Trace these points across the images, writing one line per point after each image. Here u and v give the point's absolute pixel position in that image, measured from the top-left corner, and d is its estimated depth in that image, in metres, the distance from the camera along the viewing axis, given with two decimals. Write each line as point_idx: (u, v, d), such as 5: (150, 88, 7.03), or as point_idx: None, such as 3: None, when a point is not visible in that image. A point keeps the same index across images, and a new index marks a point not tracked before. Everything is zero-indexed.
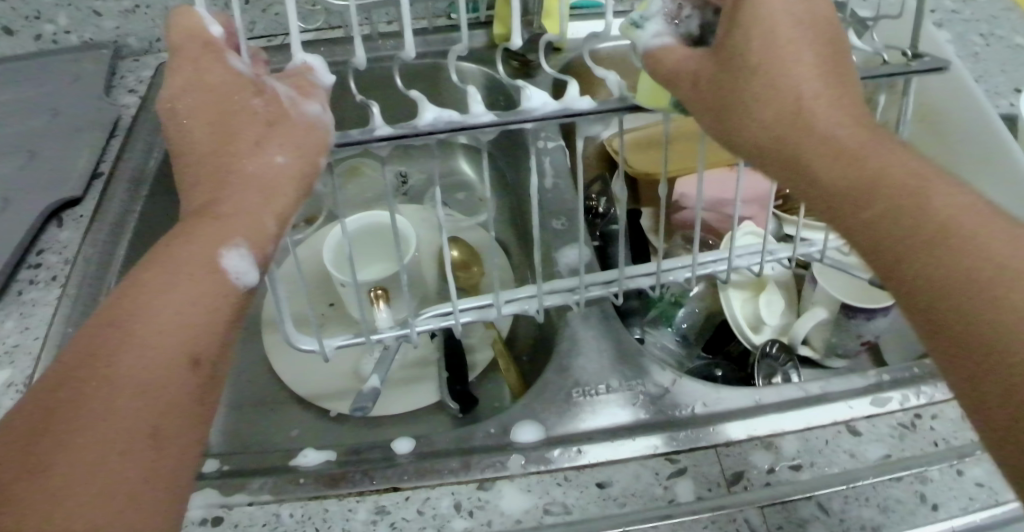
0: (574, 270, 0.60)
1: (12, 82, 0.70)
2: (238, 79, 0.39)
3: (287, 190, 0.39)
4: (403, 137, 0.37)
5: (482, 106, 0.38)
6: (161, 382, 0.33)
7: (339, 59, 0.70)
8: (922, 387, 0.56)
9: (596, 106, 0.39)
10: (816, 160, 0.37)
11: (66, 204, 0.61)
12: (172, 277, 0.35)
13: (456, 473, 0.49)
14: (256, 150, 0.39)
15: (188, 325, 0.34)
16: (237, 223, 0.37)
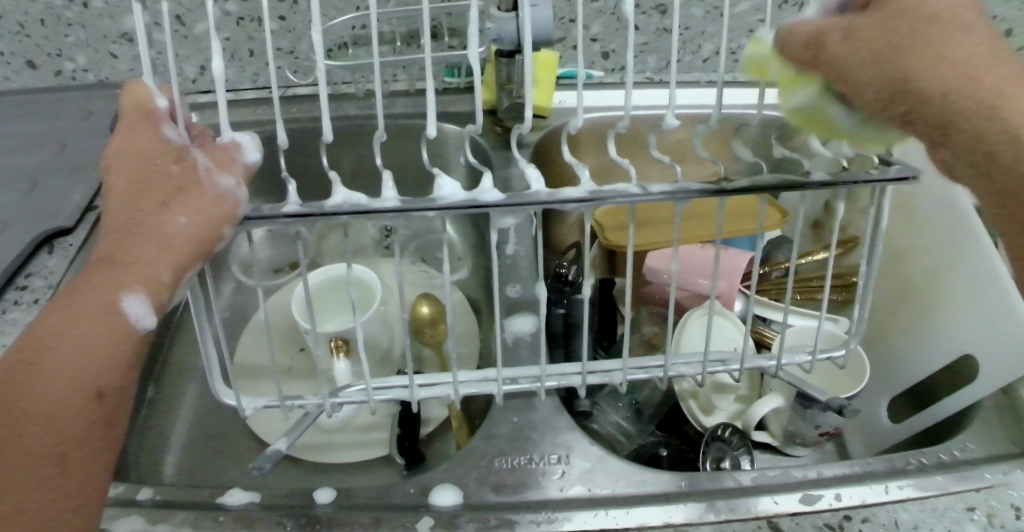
0: (521, 339, 0.61)
1: (32, 116, 0.76)
2: (164, 147, 0.44)
3: (184, 251, 0.43)
4: (310, 216, 0.43)
5: (390, 193, 0.45)
6: (65, 413, 0.40)
7: (334, 113, 0.75)
8: (857, 488, 0.57)
9: (500, 199, 0.47)
10: (986, 134, 0.38)
11: (58, 233, 0.66)
12: (77, 320, 0.42)
13: (366, 529, 0.51)
14: (165, 213, 0.43)
15: (90, 364, 0.41)
16: (135, 272, 0.42)
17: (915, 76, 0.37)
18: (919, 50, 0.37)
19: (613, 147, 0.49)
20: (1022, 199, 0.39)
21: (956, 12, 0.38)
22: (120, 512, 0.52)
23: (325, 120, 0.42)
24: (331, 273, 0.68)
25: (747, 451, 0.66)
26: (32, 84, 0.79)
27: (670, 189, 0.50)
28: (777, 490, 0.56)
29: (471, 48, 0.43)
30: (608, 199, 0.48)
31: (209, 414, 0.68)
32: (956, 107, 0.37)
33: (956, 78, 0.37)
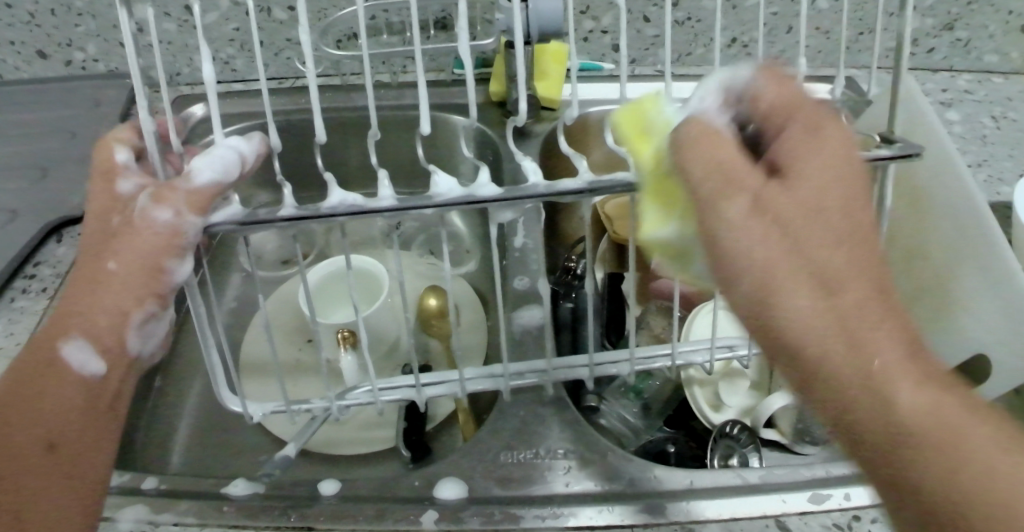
0: (529, 332, 0.61)
1: (42, 104, 0.76)
2: (117, 198, 0.44)
3: (126, 291, 0.43)
4: (306, 217, 0.44)
5: (385, 193, 0.45)
6: (12, 474, 0.41)
7: (341, 104, 0.74)
8: (863, 487, 0.56)
9: (497, 193, 0.46)
10: (897, 408, 0.32)
11: (67, 222, 0.66)
12: (28, 381, 0.43)
13: (369, 521, 0.50)
14: (102, 261, 0.43)
15: (43, 418, 0.42)
16: (81, 322, 0.43)
17: (772, 227, 0.33)
18: (815, 243, 0.33)
19: (608, 136, 0.50)
20: (855, 421, 0.32)
21: (829, 160, 0.35)
22: (124, 501, 0.52)
23: (319, 114, 0.43)
24: (334, 265, 0.68)
25: (755, 449, 0.65)
26: (42, 73, 0.79)
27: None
28: (784, 488, 0.55)
29: (464, 40, 0.44)
30: (608, 191, 0.47)
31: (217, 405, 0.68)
32: (836, 310, 0.32)
33: (877, 371, 0.32)
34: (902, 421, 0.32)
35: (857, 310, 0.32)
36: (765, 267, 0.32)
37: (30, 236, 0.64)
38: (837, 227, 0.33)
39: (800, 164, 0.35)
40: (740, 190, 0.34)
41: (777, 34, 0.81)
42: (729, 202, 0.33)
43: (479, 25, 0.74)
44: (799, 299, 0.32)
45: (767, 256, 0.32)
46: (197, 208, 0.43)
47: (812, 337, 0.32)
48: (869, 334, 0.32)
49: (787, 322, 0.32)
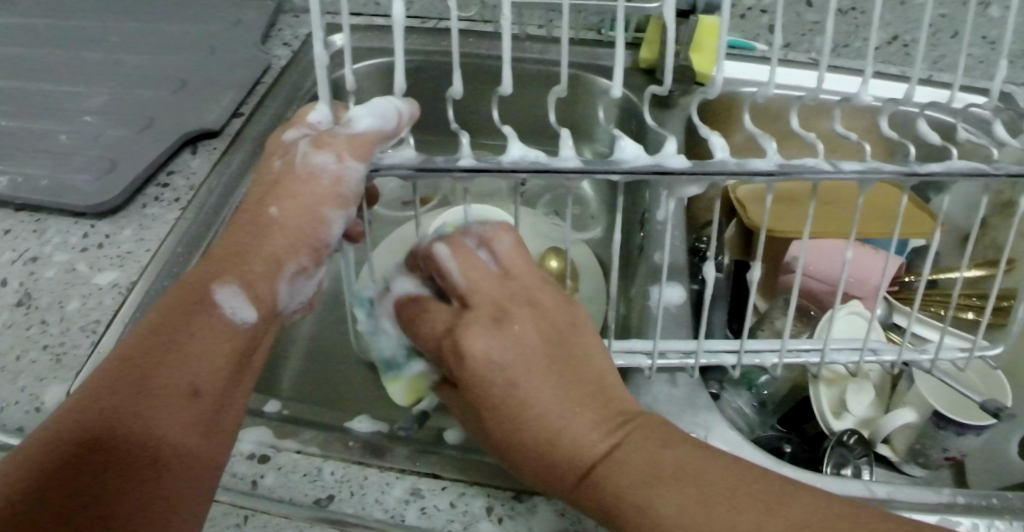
0: (666, 308, 0.59)
1: (186, 16, 0.76)
2: (279, 146, 0.48)
3: (286, 238, 0.47)
4: (486, 170, 0.42)
5: (569, 152, 0.43)
6: (163, 405, 0.41)
7: (484, 52, 0.72)
8: (1000, 519, 0.53)
9: (686, 165, 0.44)
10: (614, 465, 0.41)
11: (203, 135, 0.65)
12: (179, 322, 0.44)
13: (495, 477, 0.48)
14: (263, 209, 0.47)
15: (193, 362, 0.43)
16: (234, 271, 0.46)
17: (495, 337, 0.44)
18: (502, 370, 0.43)
19: (797, 122, 0.50)
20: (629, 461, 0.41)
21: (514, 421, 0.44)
22: (248, 420, 0.51)
23: (510, 67, 0.42)
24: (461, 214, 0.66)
25: (870, 462, 0.62)
26: None
27: (860, 170, 0.46)
28: (914, 508, 0.54)
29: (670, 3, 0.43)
30: (804, 176, 0.45)
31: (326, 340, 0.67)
32: (560, 356, 0.44)
33: (551, 434, 0.42)
34: (607, 456, 0.41)
35: (488, 411, 0.44)
36: (477, 360, 0.44)
37: (168, 144, 0.63)
38: (534, 355, 0.44)
39: (466, 283, 0.47)
40: (483, 308, 0.46)
41: (939, 37, 0.77)
42: (480, 332, 0.44)
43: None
44: (501, 384, 0.43)
45: (504, 353, 0.44)
46: (360, 153, 0.44)
47: (525, 424, 0.42)
48: (543, 451, 0.42)
49: (488, 386, 0.43)
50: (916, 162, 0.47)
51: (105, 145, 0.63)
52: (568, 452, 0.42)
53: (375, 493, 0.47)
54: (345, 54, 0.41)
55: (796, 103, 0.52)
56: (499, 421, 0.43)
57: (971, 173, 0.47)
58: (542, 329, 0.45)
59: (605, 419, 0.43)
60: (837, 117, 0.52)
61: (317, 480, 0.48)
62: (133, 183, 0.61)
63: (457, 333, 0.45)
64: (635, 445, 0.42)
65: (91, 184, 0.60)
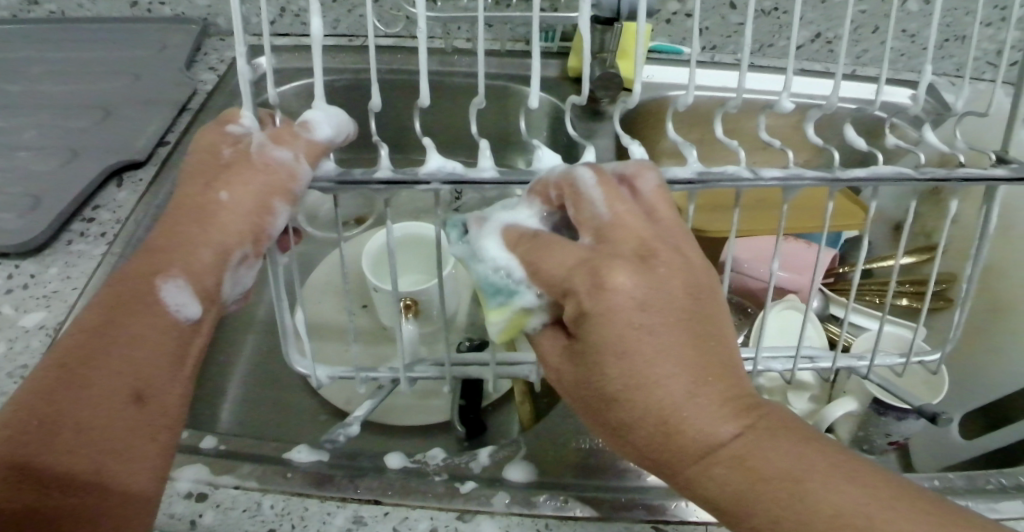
0: None
1: (106, 44, 0.74)
2: (224, 131, 0.45)
3: (233, 229, 0.44)
4: (403, 183, 0.42)
5: (487, 163, 0.43)
6: (105, 414, 0.41)
7: (413, 68, 0.72)
8: (938, 502, 0.55)
9: (604, 175, 0.44)
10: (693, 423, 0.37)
11: (128, 166, 0.64)
12: (119, 321, 0.43)
13: (439, 498, 0.48)
14: (210, 191, 0.44)
15: (136, 364, 0.42)
16: (177, 260, 0.44)
17: (634, 311, 0.38)
18: (626, 331, 0.37)
19: (721, 127, 0.47)
20: (684, 440, 0.37)
21: (641, 292, 0.38)
22: (184, 458, 0.50)
23: (423, 76, 0.40)
24: (407, 232, 0.66)
25: None
26: (104, 13, 0.78)
27: (782, 177, 0.45)
28: None
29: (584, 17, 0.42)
30: (725, 185, 0.45)
31: (267, 367, 0.66)
32: (694, 319, 0.39)
33: (672, 409, 0.37)
34: (736, 448, 0.37)
35: (618, 387, 0.38)
36: (614, 332, 0.37)
37: (92, 178, 0.62)
38: (674, 336, 0.38)
39: (601, 214, 0.40)
40: (623, 253, 0.39)
41: (861, 32, 0.79)
42: (621, 282, 0.38)
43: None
44: (619, 364, 0.37)
45: (649, 297, 0.38)
46: (315, 158, 0.44)
47: (632, 393, 0.37)
48: (670, 440, 0.37)
49: (603, 383, 0.38)
50: (837, 167, 0.47)
51: (26, 182, 0.61)
52: (688, 432, 0.37)
53: (317, 523, 0.47)
54: (263, 67, 0.41)
55: (720, 109, 0.47)
56: (625, 380, 0.37)
57: (894, 177, 0.47)
58: (683, 293, 0.39)
59: (739, 403, 0.38)
60: (763, 123, 0.50)
61: (257, 515, 0.47)
62: (57, 219, 0.59)
63: (589, 298, 0.38)
64: (763, 438, 0.37)
65: (12, 223, 0.59)
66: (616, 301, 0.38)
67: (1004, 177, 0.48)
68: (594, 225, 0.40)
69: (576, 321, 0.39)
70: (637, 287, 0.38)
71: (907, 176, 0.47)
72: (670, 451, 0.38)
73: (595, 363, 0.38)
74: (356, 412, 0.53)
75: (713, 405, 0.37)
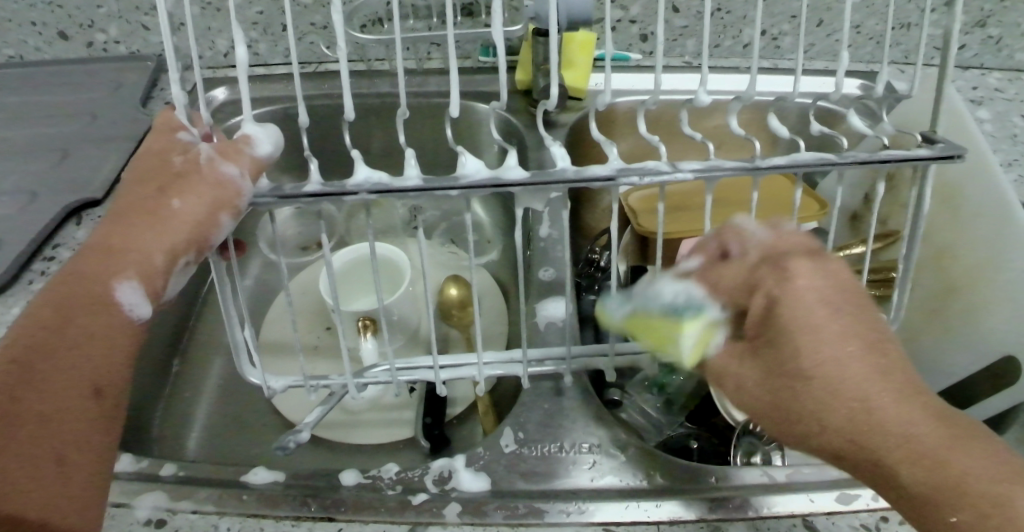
0: (551, 324, 0.61)
1: (67, 87, 0.77)
2: (172, 140, 0.45)
3: (180, 234, 0.43)
4: (332, 194, 0.43)
5: (412, 171, 0.44)
6: (66, 407, 0.40)
7: (363, 90, 0.74)
8: None
9: (525, 177, 0.45)
10: (889, 409, 0.38)
11: (86, 204, 0.65)
12: (70, 320, 0.42)
13: (392, 512, 0.49)
14: (161, 197, 0.44)
15: (91, 362, 0.41)
16: (128, 261, 0.43)
17: (821, 302, 0.40)
18: (806, 334, 0.40)
19: (643, 125, 0.48)
20: (875, 421, 0.38)
21: (823, 286, 0.41)
22: (143, 487, 0.51)
23: (347, 90, 0.42)
24: (353, 254, 0.67)
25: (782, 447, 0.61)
26: (62, 55, 0.80)
27: (701, 168, 0.47)
28: (813, 487, 0.52)
29: (496, 30, 0.43)
30: (643, 177, 0.46)
31: (234, 391, 0.67)
32: (875, 325, 0.41)
33: (864, 392, 0.39)
34: (925, 442, 0.38)
35: (809, 400, 0.39)
36: (799, 327, 0.40)
37: (51, 217, 0.63)
38: (857, 340, 0.40)
39: (765, 239, 0.44)
40: (798, 255, 0.42)
41: (807, 27, 0.80)
42: (803, 274, 0.41)
43: (506, 12, 0.73)
44: (813, 356, 0.39)
45: (828, 292, 0.41)
46: (258, 174, 0.44)
47: (822, 390, 0.39)
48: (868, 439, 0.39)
49: (801, 368, 0.39)
50: (757, 158, 0.47)
51: None
52: (885, 429, 0.38)
53: None
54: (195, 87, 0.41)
55: (640, 106, 0.48)
56: (814, 371, 0.39)
57: (814, 164, 0.48)
58: (851, 280, 0.42)
59: (921, 395, 0.39)
60: (683, 117, 0.50)
61: None
62: (17, 258, 0.60)
63: (777, 288, 0.41)
64: (952, 434, 0.38)
65: None
66: (803, 287, 0.41)
67: (928, 157, 0.49)
68: (761, 248, 0.44)
69: (761, 324, 0.42)
70: (817, 280, 0.41)
71: (826, 162, 0.48)
72: (862, 429, 0.38)
73: (782, 375, 0.40)
74: (307, 420, 0.51)
75: (907, 390, 0.39)
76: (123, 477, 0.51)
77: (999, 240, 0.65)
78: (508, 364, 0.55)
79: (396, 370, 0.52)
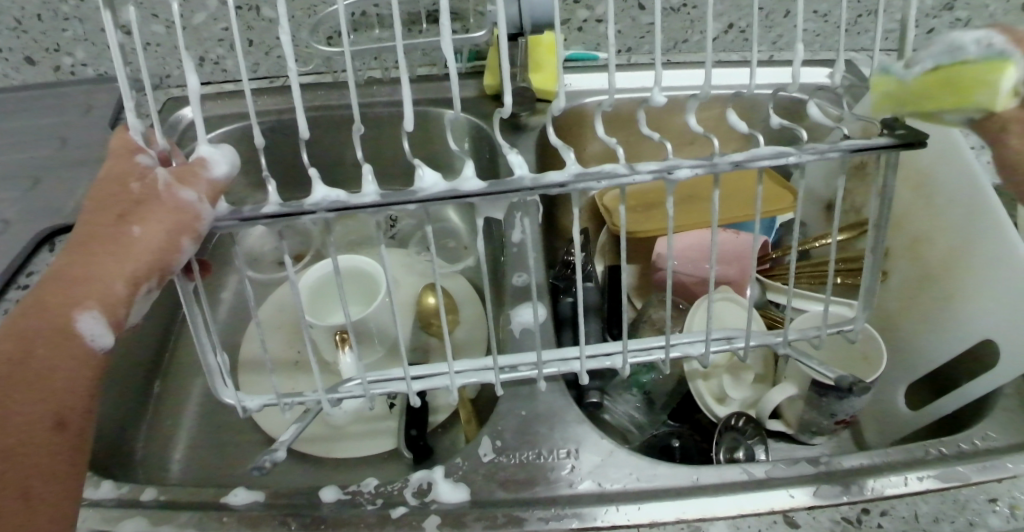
0: (527, 330, 0.61)
1: (37, 112, 0.77)
2: (128, 164, 0.44)
3: (140, 261, 0.42)
4: (289, 215, 0.43)
5: (369, 188, 0.43)
6: (28, 440, 0.40)
7: (332, 103, 0.74)
8: (889, 476, 0.53)
9: (482, 187, 0.44)
10: None
11: (59, 230, 0.66)
12: (33, 356, 0.41)
13: (371, 527, 0.50)
14: (121, 225, 0.43)
15: (53, 395, 0.41)
16: (89, 290, 0.43)
17: None
18: None
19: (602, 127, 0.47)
20: None
21: None
22: (123, 513, 0.51)
23: (299, 112, 0.41)
24: (320, 271, 0.67)
25: (763, 442, 0.62)
26: (31, 80, 0.80)
27: (660, 168, 0.46)
28: (794, 483, 0.53)
29: (443, 38, 0.42)
30: (605, 180, 0.46)
31: (215, 410, 0.67)
32: None
33: None
34: None
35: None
36: None
37: (23, 245, 0.63)
38: None
39: None
40: None
41: (773, 18, 0.80)
42: None
43: (470, 18, 0.73)
44: None
45: None
46: (217, 197, 0.44)
47: None
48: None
49: None
50: (715, 154, 0.47)
51: None
52: None
53: None
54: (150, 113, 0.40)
55: (597, 109, 0.47)
56: None
57: (771, 155, 0.47)
58: None
59: None
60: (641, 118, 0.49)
61: None
62: None
63: None
64: None
65: None
66: None
67: (886, 144, 0.49)
68: None
69: None
70: None
71: (784, 152, 0.47)
72: None
73: None
74: (283, 437, 0.51)
75: None
76: (103, 504, 0.52)
77: (969, 226, 0.64)
78: (481, 372, 0.55)
79: (369, 385, 0.52)
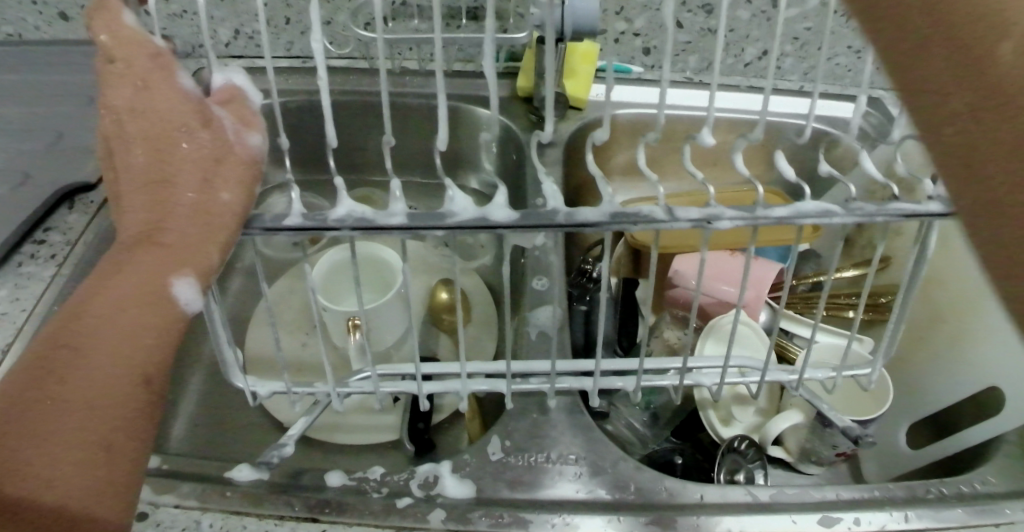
0: (542, 334, 0.61)
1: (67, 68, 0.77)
2: (179, 91, 0.41)
3: (230, 226, 0.41)
4: (310, 231, 0.42)
5: (392, 212, 0.43)
6: (114, 394, 0.38)
7: (364, 89, 0.74)
8: (891, 511, 0.54)
9: (507, 219, 0.44)
10: None
11: (80, 189, 0.65)
12: (121, 307, 0.39)
13: (376, 516, 0.50)
14: (205, 182, 0.41)
15: (138, 352, 0.39)
16: (181, 252, 0.40)
17: None
18: None
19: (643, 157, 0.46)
20: None
21: None
22: None
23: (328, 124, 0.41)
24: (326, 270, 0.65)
25: (763, 466, 0.63)
26: (62, 36, 0.79)
27: (700, 216, 0.44)
28: (796, 509, 0.53)
29: (468, 67, 0.39)
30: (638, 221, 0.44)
31: (220, 384, 0.67)
32: None
33: None
34: None
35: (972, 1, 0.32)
36: None
37: (42, 201, 0.63)
38: None
39: None
40: None
41: (808, 48, 0.81)
42: None
43: (511, 19, 0.74)
44: None
45: None
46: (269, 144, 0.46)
47: None
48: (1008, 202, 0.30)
49: None
50: (759, 204, 0.45)
51: None
52: None
53: None
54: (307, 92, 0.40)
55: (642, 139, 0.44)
56: None
57: (820, 213, 0.44)
58: None
59: None
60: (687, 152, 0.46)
61: None
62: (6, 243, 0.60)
63: None
64: None
65: None
66: None
67: (938, 213, 0.45)
68: None
69: None
70: None
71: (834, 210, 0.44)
72: None
73: None
74: (291, 431, 0.51)
75: None
76: None
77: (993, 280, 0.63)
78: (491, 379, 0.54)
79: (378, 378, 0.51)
